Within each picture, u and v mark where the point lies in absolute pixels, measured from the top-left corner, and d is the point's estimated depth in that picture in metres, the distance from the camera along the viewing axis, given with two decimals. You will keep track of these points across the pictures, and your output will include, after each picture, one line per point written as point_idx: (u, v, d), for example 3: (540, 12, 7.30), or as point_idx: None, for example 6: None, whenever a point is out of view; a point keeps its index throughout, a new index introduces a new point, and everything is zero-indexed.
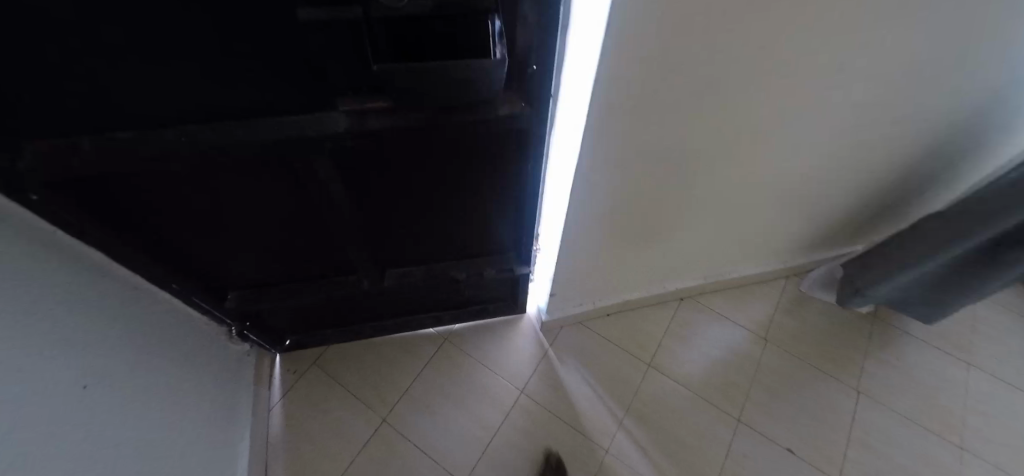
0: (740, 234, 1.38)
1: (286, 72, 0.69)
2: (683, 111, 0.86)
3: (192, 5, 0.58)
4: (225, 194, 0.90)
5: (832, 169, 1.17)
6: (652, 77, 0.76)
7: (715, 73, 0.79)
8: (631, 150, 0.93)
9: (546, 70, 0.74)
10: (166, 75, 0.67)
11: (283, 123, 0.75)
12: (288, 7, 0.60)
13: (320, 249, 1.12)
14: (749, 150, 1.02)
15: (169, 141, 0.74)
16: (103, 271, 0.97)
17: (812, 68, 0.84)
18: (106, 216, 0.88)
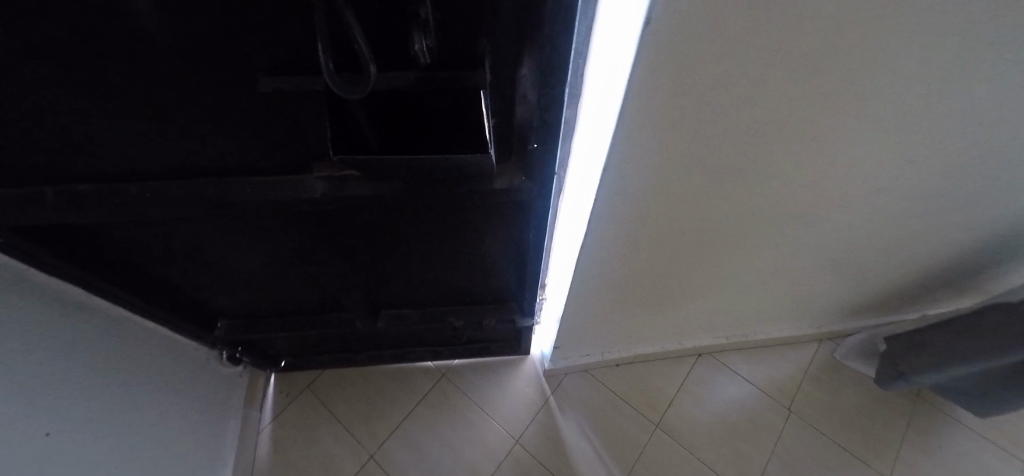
0: (771, 299, 1.24)
1: (259, 134, 0.62)
2: (711, 190, 0.74)
3: (145, 67, 0.53)
4: (205, 241, 0.84)
5: (886, 244, 1.02)
6: (671, 160, 0.66)
7: (751, 156, 0.67)
8: (648, 225, 0.82)
9: (548, 148, 0.62)
10: (126, 133, 0.61)
11: (256, 184, 0.68)
12: (249, 74, 0.54)
13: (310, 289, 1.06)
14: (786, 221, 0.90)
15: (134, 197, 0.68)
16: (85, 302, 0.94)
17: (872, 150, 0.71)
18: (82, 256, 0.83)
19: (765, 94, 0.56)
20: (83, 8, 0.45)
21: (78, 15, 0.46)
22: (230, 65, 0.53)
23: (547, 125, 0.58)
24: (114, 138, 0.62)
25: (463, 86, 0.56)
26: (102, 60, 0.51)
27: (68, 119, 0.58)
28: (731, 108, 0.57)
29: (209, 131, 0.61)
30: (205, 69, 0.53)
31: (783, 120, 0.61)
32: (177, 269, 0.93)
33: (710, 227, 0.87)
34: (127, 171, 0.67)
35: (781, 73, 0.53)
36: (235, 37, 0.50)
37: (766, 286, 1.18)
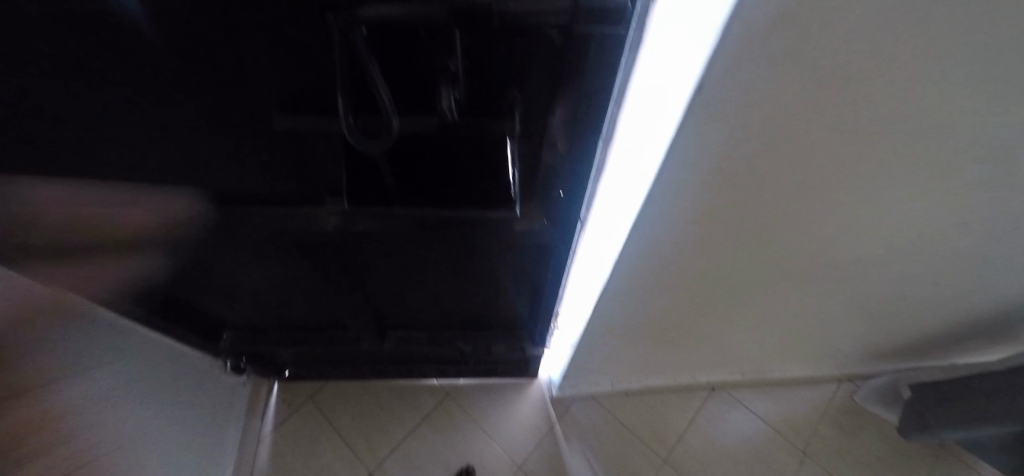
0: (793, 341, 1.19)
1: (272, 167, 0.59)
2: (743, 247, 0.70)
3: (162, 97, 0.50)
4: (215, 260, 0.82)
5: (923, 297, 0.97)
6: (708, 223, 0.58)
7: (791, 218, 0.62)
8: (671, 277, 0.77)
9: (574, 197, 0.60)
10: (139, 158, 0.58)
11: (268, 213, 0.66)
12: (264, 113, 0.51)
13: (318, 308, 1.04)
14: (819, 273, 0.85)
15: (142, 219, 0.66)
16: (91, 311, 0.92)
17: (927, 213, 0.65)
18: (91, 268, 0.81)
19: (812, 169, 0.50)
20: (107, 40, 0.44)
21: (102, 48, 0.45)
22: (249, 105, 0.51)
23: (576, 171, 0.56)
24: (125, 160, 0.59)
25: (483, 136, 0.52)
26: (124, 91, 0.50)
27: (80, 142, 0.56)
28: (780, 177, 0.50)
29: (221, 161, 0.59)
30: (225, 108, 0.51)
31: (833, 192, 0.55)
32: (186, 281, 0.91)
33: (734, 280, 0.83)
34: (138, 195, 0.64)
35: (843, 149, 0.47)
36: (254, 79, 0.47)
37: (790, 330, 1.12)
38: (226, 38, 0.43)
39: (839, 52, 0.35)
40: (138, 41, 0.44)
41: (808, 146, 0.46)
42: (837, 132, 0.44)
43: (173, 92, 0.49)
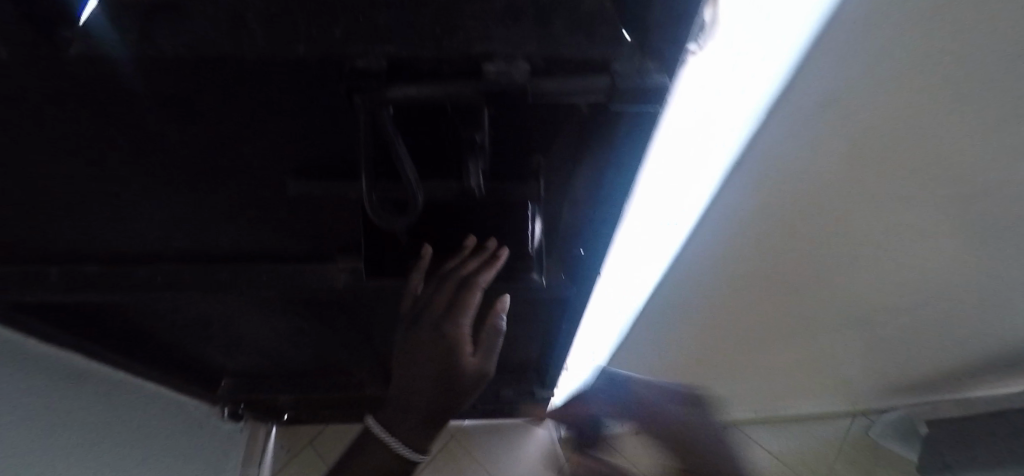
0: (811, 383, 1.16)
1: (283, 227, 0.57)
2: (770, 292, 0.69)
3: (168, 168, 0.47)
4: (216, 318, 0.78)
5: (949, 347, 0.94)
6: (726, 253, 0.58)
7: (826, 267, 0.61)
8: (700, 311, 0.77)
9: (594, 256, 0.60)
10: (142, 222, 0.56)
11: (276, 273, 0.63)
12: (277, 179, 0.49)
13: (321, 357, 1.00)
14: (845, 325, 0.82)
15: (143, 279, 0.63)
16: (85, 369, 0.88)
17: (965, 275, 0.63)
18: (86, 331, 0.77)
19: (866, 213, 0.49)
20: (109, 121, 0.41)
21: (103, 128, 0.42)
22: (259, 174, 0.48)
23: (598, 232, 0.55)
24: (127, 223, 0.56)
25: (505, 201, 0.50)
26: (128, 162, 0.47)
27: (75, 206, 0.52)
28: (802, 213, 0.50)
29: (229, 222, 0.56)
30: (235, 176, 0.48)
31: (852, 239, 0.54)
32: (183, 341, 0.86)
33: (759, 323, 0.81)
34: (140, 255, 0.61)
35: (865, 200, 0.47)
36: (264, 151, 0.44)
37: (809, 374, 1.09)
38: (233, 118, 0.40)
39: (886, 110, 0.34)
40: (141, 122, 0.41)
41: (835, 187, 0.45)
42: (865, 181, 0.44)
43: (180, 163, 0.47)
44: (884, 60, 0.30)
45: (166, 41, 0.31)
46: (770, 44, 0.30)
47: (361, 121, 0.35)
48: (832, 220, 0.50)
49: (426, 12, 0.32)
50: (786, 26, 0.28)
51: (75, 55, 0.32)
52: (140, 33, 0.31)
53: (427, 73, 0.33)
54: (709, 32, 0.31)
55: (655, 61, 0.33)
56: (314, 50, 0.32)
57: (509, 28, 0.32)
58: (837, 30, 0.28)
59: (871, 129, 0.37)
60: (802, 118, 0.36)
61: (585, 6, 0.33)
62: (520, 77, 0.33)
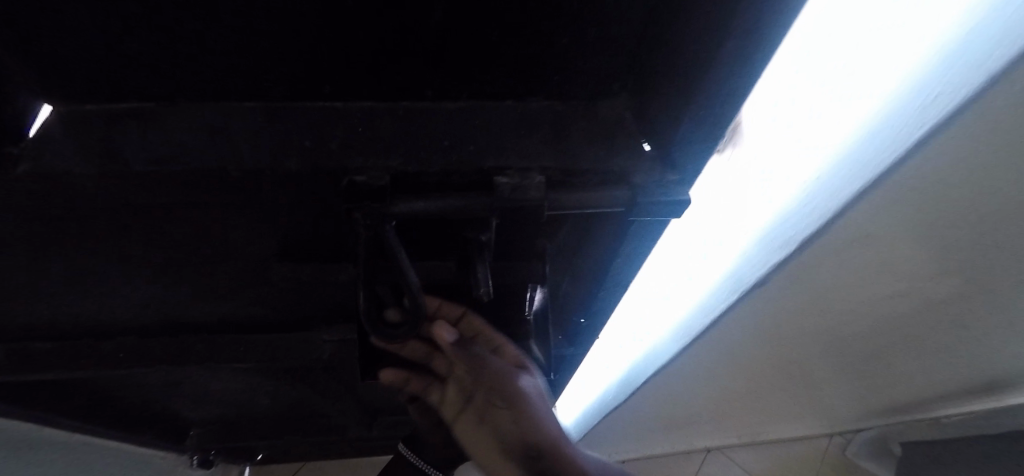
0: (799, 422, 1.17)
1: (263, 302, 0.52)
2: (793, 367, 0.64)
3: (130, 260, 0.42)
4: (185, 381, 0.72)
5: (939, 398, 0.94)
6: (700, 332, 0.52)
7: (865, 345, 0.55)
8: (717, 377, 0.71)
9: (596, 323, 0.57)
10: (100, 305, 0.49)
11: (255, 342, 0.58)
12: (259, 264, 0.44)
13: (300, 407, 0.94)
14: (851, 387, 0.80)
15: (103, 357, 0.56)
16: (33, 436, 0.80)
17: (984, 352, 0.61)
18: (33, 402, 0.69)
19: (957, 298, 0.39)
20: (59, 225, 0.35)
21: (51, 231, 0.36)
22: (237, 261, 0.43)
23: (601, 304, 0.52)
24: (80, 306, 0.49)
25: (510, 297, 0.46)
26: (77, 256, 0.40)
27: (18, 296, 0.46)
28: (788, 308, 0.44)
29: (200, 302, 0.50)
30: (208, 263, 0.43)
31: (834, 329, 0.49)
32: (149, 402, 0.79)
33: (773, 386, 0.77)
34: (97, 331, 0.54)
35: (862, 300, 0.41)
36: (242, 241, 0.40)
37: (800, 417, 1.09)
38: (208, 218, 0.36)
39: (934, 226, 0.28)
40: (98, 225, 0.36)
41: (835, 288, 0.39)
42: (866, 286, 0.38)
43: (144, 255, 0.41)
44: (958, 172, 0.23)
45: (133, 159, 0.27)
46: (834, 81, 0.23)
47: (360, 239, 0.32)
48: (819, 314, 0.45)
49: (436, 122, 0.30)
50: (857, 63, 0.22)
51: (24, 173, 0.26)
52: (104, 150, 0.27)
53: (435, 185, 0.30)
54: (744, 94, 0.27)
55: (671, 170, 0.31)
56: (307, 163, 0.28)
57: (523, 137, 0.30)
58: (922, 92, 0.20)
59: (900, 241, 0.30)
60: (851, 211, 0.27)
61: (602, 116, 0.32)
62: (536, 192, 0.30)
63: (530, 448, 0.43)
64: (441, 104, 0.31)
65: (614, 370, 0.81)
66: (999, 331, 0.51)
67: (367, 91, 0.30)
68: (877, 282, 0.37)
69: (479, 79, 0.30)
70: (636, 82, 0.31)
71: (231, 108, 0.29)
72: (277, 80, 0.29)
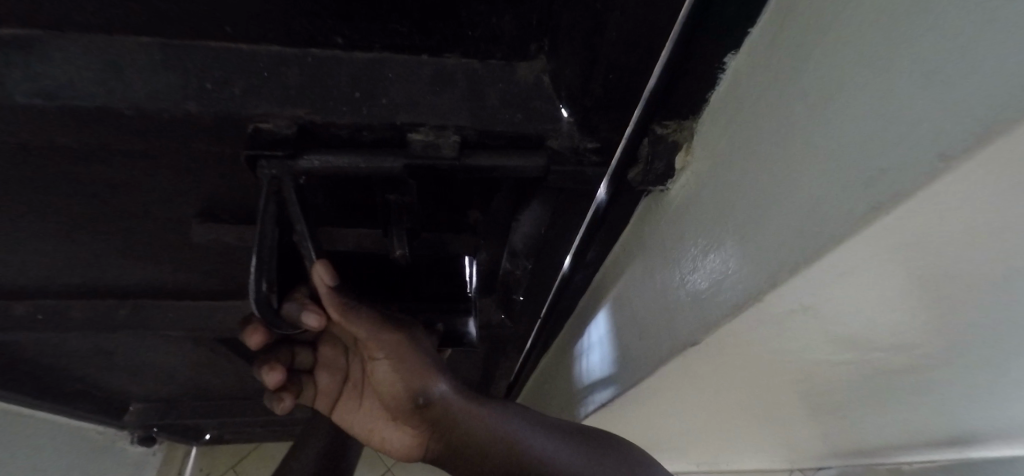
0: (760, 458, 1.12)
1: (188, 266, 0.50)
2: (748, 428, 0.56)
3: (36, 213, 0.39)
4: (115, 350, 0.69)
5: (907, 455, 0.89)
6: (617, 371, 0.47)
7: (833, 421, 0.47)
8: (662, 433, 0.62)
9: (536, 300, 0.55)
10: (12, 264, 0.47)
11: (186, 309, 0.56)
12: (179, 221, 0.42)
13: (245, 385, 0.91)
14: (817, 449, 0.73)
15: (17, 319, 0.53)
16: None
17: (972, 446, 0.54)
18: None
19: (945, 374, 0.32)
20: None
21: None
22: (155, 219, 0.41)
23: (538, 281, 0.52)
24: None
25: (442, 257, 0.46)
26: None
27: None
28: (709, 369, 0.37)
29: (123, 263, 0.48)
30: (124, 218, 0.41)
31: (772, 394, 0.42)
32: (80, 371, 0.76)
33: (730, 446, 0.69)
34: (6, 291, 0.51)
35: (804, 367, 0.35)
36: (154, 194, 0.38)
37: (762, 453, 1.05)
38: (115, 166, 0.34)
39: (881, 287, 0.22)
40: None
41: (761, 354, 0.33)
42: (797, 354, 0.32)
43: (52, 207, 0.39)
44: (921, 222, 0.18)
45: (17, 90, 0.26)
46: (866, 46, 0.19)
47: (264, 198, 0.31)
48: (750, 379, 0.38)
49: (347, 71, 0.29)
50: (891, 17, 0.18)
51: None
52: None
53: (346, 139, 0.30)
54: (781, 46, 0.24)
55: (589, 136, 0.32)
56: (210, 109, 0.28)
57: (438, 95, 0.30)
58: (913, 85, 0.17)
59: (832, 306, 0.25)
60: (815, 229, 0.21)
61: (520, 78, 0.31)
62: (450, 150, 0.30)
63: (417, 393, 0.48)
64: (353, 55, 0.30)
65: (554, 403, 0.73)
66: (994, 431, 0.42)
67: (272, 35, 0.28)
68: (810, 351, 0.31)
69: (388, 28, 0.28)
70: (552, 45, 0.30)
71: (122, 44, 0.27)
72: (168, 14, 0.26)
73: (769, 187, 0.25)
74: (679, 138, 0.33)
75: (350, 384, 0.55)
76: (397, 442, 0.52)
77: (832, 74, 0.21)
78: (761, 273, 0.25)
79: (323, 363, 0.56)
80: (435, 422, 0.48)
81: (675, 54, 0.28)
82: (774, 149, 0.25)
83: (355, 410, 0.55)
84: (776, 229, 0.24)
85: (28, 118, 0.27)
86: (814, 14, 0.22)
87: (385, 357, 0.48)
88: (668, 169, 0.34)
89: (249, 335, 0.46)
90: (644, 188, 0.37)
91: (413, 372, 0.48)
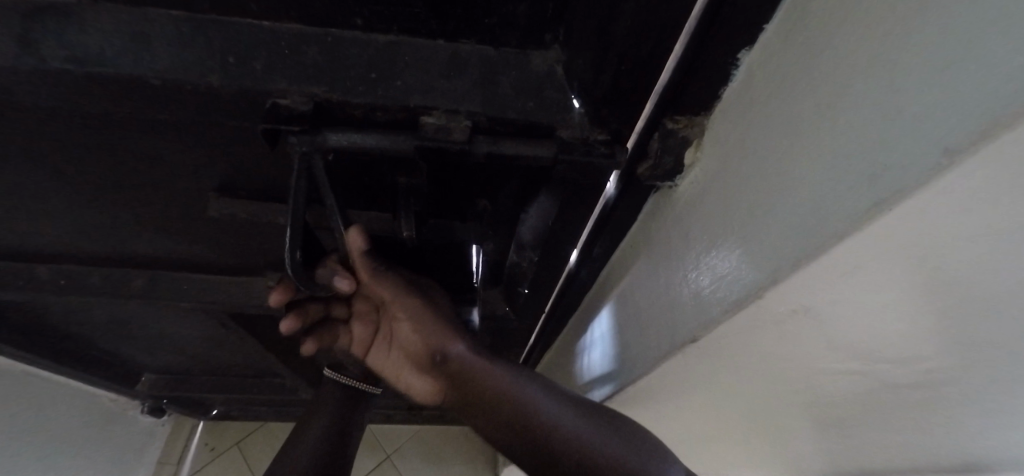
0: None
1: (203, 239, 0.51)
2: None
3: (62, 178, 0.41)
4: (132, 320, 0.72)
5: None
6: (617, 367, 0.47)
7: None
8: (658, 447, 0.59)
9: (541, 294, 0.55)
10: (40, 227, 0.48)
11: (199, 282, 0.58)
12: (197, 194, 0.43)
13: (253, 363, 0.93)
14: None
15: (40, 282, 0.55)
16: None
17: None
18: None
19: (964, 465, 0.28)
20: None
21: None
22: (175, 191, 0.43)
23: (544, 276, 0.51)
24: (15, 223, 0.48)
25: (449, 242, 0.47)
26: (8, 164, 0.39)
27: None
28: (706, 374, 0.37)
29: (143, 233, 0.50)
30: (145, 189, 0.42)
31: (793, 436, 0.36)
32: (97, 338, 0.79)
33: None
34: (33, 252, 0.53)
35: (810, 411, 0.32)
36: (176, 165, 0.39)
37: None
38: (138, 136, 0.36)
39: (883, 310, 0.21)
40: (29, 128, 0.35)
41: (765, 368, 0.31)
42: (803, 374, 0.29)
43: (77, 173, 0.40)
44: (926, 228, 0.17)
45: (53, 56, 0.27)
46: (877, 45, 0.19)
47: (295, 172, 0.32)
48: (753, 392, 0.35)
49: (364, 53, 0.30)
50: (903, 14, 0.18)
51: None
52: (23, 42, 0.27)
53: (359, 119, 0.31)
54: (795, 42, 0.24)
55: (598, 128, 0.33)
56: (229, 82, 0.28)
57: (451, 80, 0.31)
58: (921, 86, 0.17)
59: (838, 319, 0.23)
60: (821, 227, 0.21)
61: (533, 67, 0.32)
62: (461, 134, 0.31)
63: (437, 350, 0.47)
64: (370, 36, 0.30)
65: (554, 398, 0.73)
66: None
67: (294, 13, 0.29)
68: (819, 384, 0.29)
69: (406, 11, 0.29)
70: (566, 34, 0.30)
71: (149, 17, 0.28)
72: None
73: (772, 185, 0.25)
74: (690, 134, 0.33)
75: (380, 337, 0.55)
76: (416, 396, 0.50)
77: (841, 72, 0.21)
78: (762, 270, 0.25)
79: (357, 315, 0.55)
80: (452, 379, 0.46)
81: (687, 48, 0.28)
82: (779, 149, 0.25)
83: (381, 361, 0.54)
84: (781, 225, 0.24)
85: (58, 85, 0.28)
86: (826, 14, 0.22)
87: (407, 317, 0.48)
88: (676, 165, 0.34)
89: (274, 292, 0.48)
90: (653, 184, 0.37)
91: (434, 331, 0.47)
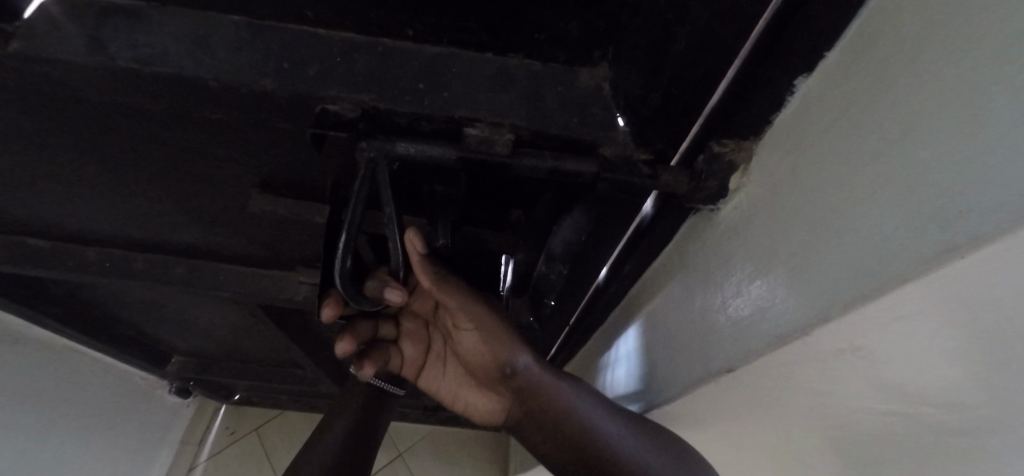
0: None
1: (242, 233, 0.52)
2: None
3: (117, 167, 0.43)
4: (168, 304, 0.74)
5: None
6: (644, 388, 0.46)
7: None
8: None
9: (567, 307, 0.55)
10: (92, 212, 0.51)
11: (234, 274, 0.59)
12: (241, 190, 0.44)
13: (278, 353, 0.96)
14: None
15: (86, 264, 0.57)
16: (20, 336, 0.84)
17: None
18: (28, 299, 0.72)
19: None
20: (53, 115, 0.36)
21: (47, 121, 0.37)
22: (220, 186, 0.44)
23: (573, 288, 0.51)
24: (70, 206, 0.50)
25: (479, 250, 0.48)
26: (68, 153, 0.41)
27: (16, 186, 0.48)
28: (737, 404, 0.36)
29: (186, 223, 0.51)
30: (193, 182, 0.44)
31: None
32: (135, 319, 0.82)
33: None
34: (84, 235, 0.55)
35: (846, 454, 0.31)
36: (223, 161, 0.40)
37: None
38: (192, 133, 0.37)
39: (938, 358, 0.20)
40: (90, 119, 0.37)
41: (800, 403, 0.30)
42: (841, 415, 0.28)
43: (131, 163, 0.42)
44: (1000, 278, 0.16)
45: (119, 54, 0.28)
46: (956, 86, 0.18)
47: (360, 178, 0.32)
48: (785, 426, 0.34)
49: (415, 63, 0.31)
50: (987, 56, 0.17)
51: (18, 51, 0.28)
52: (93, 40, 0.28)
53: (406, 127, 0.31)
54: (861, 74, 0.23)
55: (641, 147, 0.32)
56: (283, 87, 0.29)
57: (497, 94, 0.31)
58: (1007, 132, 0.16)
59: (887, 361, 0.22)
60: (883, 270, 0.20)
61: (579, 83, 0.32)
62: (503, 148, 0.30)
63: (504, 364, 0.46)
64: (422, 48, 0.31)
65: None
66: None
67: (349, 22, 0.30)
68: (857, 427, 0.28)
69: (458, 25, 0.29)
70: (615, 53, 0.30)
71: (213, 23, 0.30)
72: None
73: (828, 219, 0.24)
74: (737, 158, 0.32)
75: (434, 354, 0.55)
76: (478, 408, 0.50)
77: (913, 110, 0.20)
78: (812, 307, 0.24)
79: (407, 333, 0.55)
80: (519, 393, 0.46)
81: (740, 72, 0.28)
82: (839, 184, 0.24)
83: (438, 376, 0.54)
84: (836, 263, 0.23)
85: (120, 82, 0.29)
86: (897, 50, 0.21)
87: (472, 329, 0.48)
88: (720, 189, 0.34)
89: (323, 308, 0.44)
90: (693, 206, 0.36)
91: (500, 342, 0.47)
